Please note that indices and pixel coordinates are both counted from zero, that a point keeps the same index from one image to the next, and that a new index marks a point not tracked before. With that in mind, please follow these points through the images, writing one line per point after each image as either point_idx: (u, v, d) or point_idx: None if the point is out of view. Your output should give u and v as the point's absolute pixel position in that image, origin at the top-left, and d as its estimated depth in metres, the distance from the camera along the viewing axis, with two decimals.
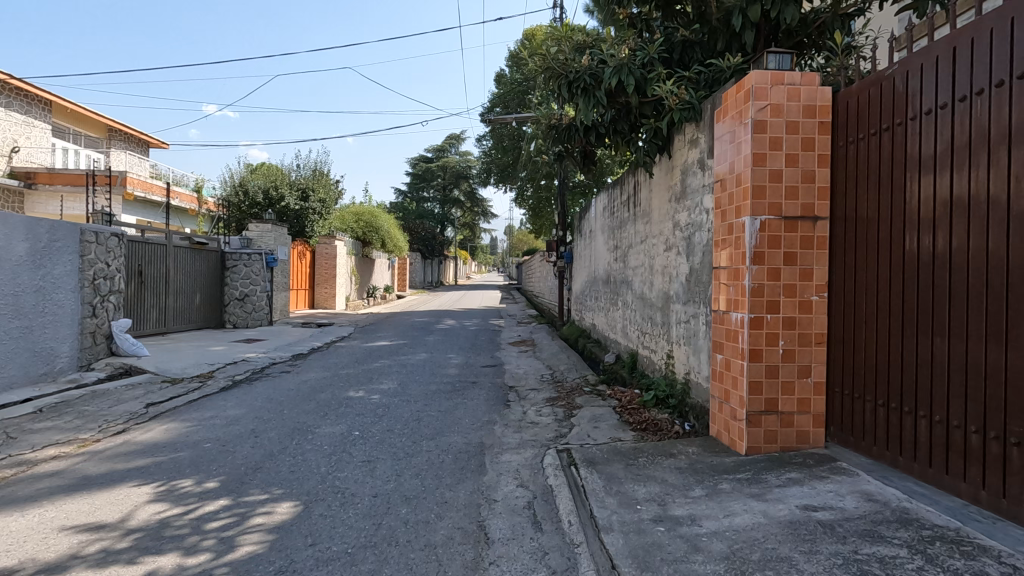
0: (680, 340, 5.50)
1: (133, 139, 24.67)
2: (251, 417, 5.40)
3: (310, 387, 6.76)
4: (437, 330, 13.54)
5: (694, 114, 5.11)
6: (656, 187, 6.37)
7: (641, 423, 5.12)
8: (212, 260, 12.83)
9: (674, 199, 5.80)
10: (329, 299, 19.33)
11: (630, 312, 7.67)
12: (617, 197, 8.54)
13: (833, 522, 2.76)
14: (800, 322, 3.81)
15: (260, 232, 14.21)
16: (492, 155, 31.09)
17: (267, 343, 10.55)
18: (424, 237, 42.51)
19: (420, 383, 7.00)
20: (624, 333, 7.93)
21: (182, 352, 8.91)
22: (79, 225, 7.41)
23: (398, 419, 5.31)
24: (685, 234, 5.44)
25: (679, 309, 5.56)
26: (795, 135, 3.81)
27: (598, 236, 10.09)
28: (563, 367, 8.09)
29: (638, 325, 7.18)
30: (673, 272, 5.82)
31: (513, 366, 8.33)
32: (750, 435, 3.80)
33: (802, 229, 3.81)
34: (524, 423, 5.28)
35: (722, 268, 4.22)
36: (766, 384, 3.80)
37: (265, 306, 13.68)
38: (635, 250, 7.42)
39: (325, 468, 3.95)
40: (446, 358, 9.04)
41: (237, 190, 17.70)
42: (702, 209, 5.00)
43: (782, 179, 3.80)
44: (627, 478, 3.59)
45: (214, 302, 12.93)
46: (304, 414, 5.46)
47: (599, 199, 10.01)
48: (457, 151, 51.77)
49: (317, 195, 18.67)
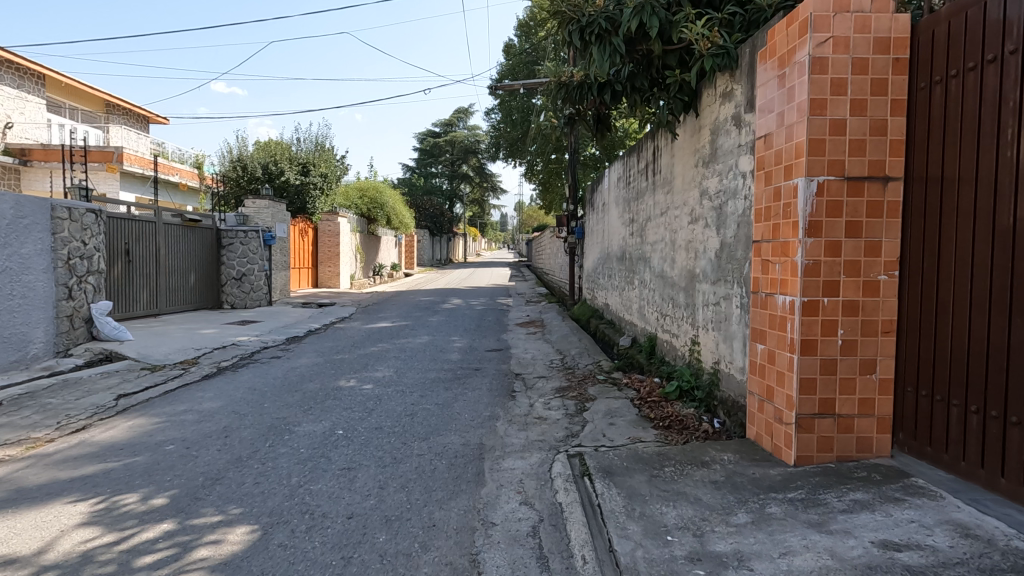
0: (708, 325, 4.84)
1: (132, 114, 24.10)
2: (228, 411, 4.86)
3: (298, 375, 6.21)
4: (442, 310, 12.94)
5: (729, 61, 4.35)
6: (680, 152, 5.63)
7: (664, 420, 4.51)
8: (207, 238, 12.30)
9: (702, 165, 5.07)
10: (333, 278, 18.79)
11: (648, 291, 7.02)
12: (634, 166, 7.77)
13: (926, 570, 2.13)
14: (864, 307, 3.13)
15: (257, 208, 13.61)
16: (501, 128, 30.08)
17: (262, 325, 10.05)
18: (432, 214, 41.79)
19: (418, 370, 6.42)
20: (641, 314, 7.28)
21: (170, 336, 8.41)
22: (49, 199, 6.83)
23: (390, 414, 4.75)
24: (715, 205, 4.73)
25: (707, 290, 4.89)
26: (863, 75, 3.07)
27: (612, 209, 9.37)
28: (574, 351, 7.49)
29: (657, 307, 6.51)
30: (699, 248, 5.14)
31: (520, 350, 7.72)
32: (800, 442, 3.17)
33: (869, 194, 3.10)
34: (531, 418, 4.69)
35: (764, 242, 3.55)
36: (821, 382, 3.15)
37: (264, 286, 13.18)
38: (655, 224, 6.70)
39: (296, 479, 3.39)
40: (448, 342, 8.43)
41: (236, 166, 17.15)
42: (738, 173, 4.28)
43: (845, 131, 3.08)
44: (652, 496, 2.98)
45: (210, 282, 12.45)
46: (286, 408, 4.92)
47: (614, 169, 9.26)
48: (465, 125, 50.62)
49: (317, 170, 17.99)
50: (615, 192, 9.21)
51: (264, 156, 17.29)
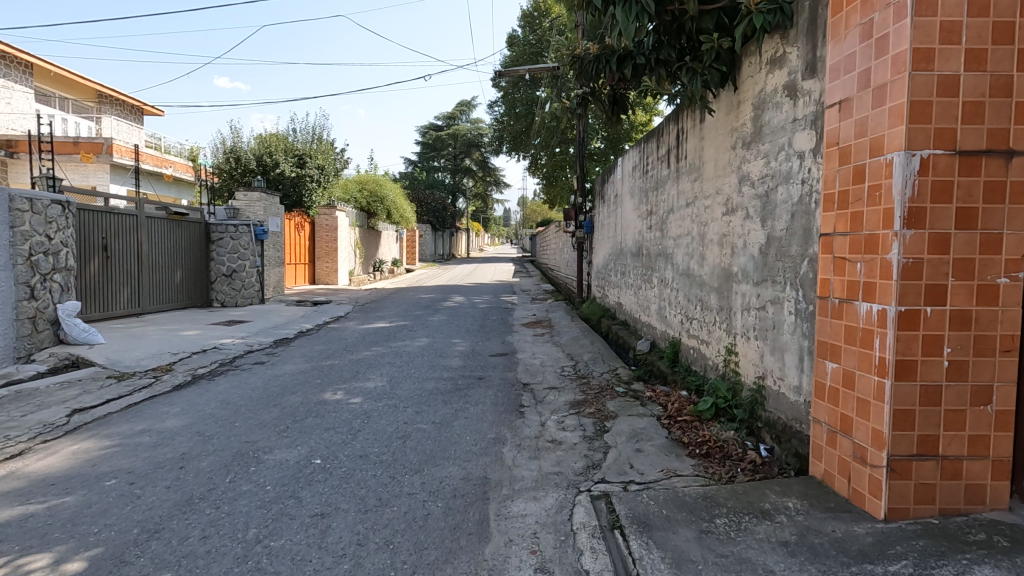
0: (751, 333, 4.15)
1: (125, 105, 23.47)
2: (192, 432, 4.20)
3: (280, 385, 5.55)
4: (443, 308, 12.28)
5: (783, 19, 3.64)
6: (713, 133, 4.92)
7: (700, 446, 3.84)
8: (194, 232, 11.63)
9: (742, 147, 4.37)
10: (331, 274, 18.17)
11: (669, 291, 6.34)
12: (654, 152, 7.04)
13: None
14: (977, 318, 2.43)
15: (249, 201, 12.88)
16: (504, 121, 29.34)
17: (250, 325, 9.41)
18: (434, 208, 41.07)
19: (414, 380, 5.76)
20: (661, 316, 6.61)
21: (147, 338, 7.75)
22: (5, 189, 6.16)
23: (379, 436, 4.08)
24: (760, 192, 4.03)
25: (748, 292, 4.21)
26: (982, 18, 2.36)
27: (625, 201, 8.67)
28: (587, 357, 6.81)
29: (682, 309, 5.81)
30: (737, 242, 4.45)
31: (528, 355, 7.04)
32: (893, 490, 2.49)
33: (987, 173, 2.40)
34: (544, 442, 4.02)
35: (838, 235, 2.85)
36: (920, 415, 2.46)
37: (256, 283, 12.52)
38: (678, 215, 6.00)
39: (256, 530, 2.72)
40: (449, 345, 7.75)
41: (229, 157, 16.49)
42: (793, 153, 3.58)
43: (958, 91, 2.37)
44: (707, 565, 2.30)
45: (198, 279, 11.79)
46: (260, 428, 4.25)
47: (628, 157, 8.57)
48: (468, 118, 49.84)
49: (314, 161, 17.28)
50: (630, 183, 8.49)
51: (258, 147, 16.63)
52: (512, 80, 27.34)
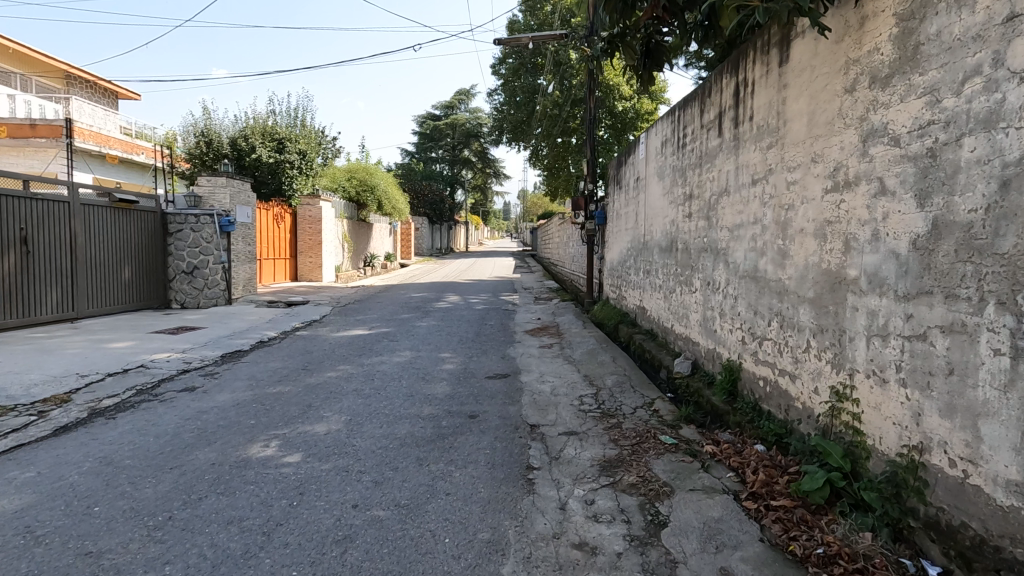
0: (891, 374, 2.67)
1: (97, 88, 21.98)
2: (18, 527, 2.70)
3: (197, 430, 4.04)
4: (435, 311, 10.77)
5: None
6: (809, 75, 3.42)
7: (827, 565, 2.36)
8: (145, 223, 10.11)
9: (870, 86, 2.86)
10: (314, 270, 16.57)
11: (721, 296, 4.85)
12: (698, 118, 5.50)
13: None
14: None
15: (213, 186, 11.20)
16: (504, 109, 27.79)
17: (201, 333, 7.90)
18: (432, 200, 39.47)
19: (383, 421, 4.24)
20: (708, 329, 5.11)
21: (59, 353, 6.23)
22: None
23: (308, 539, 2.59)
24: (914, 152, 2.53)
25: (886, 310, 2.71)
26: None
27: (652, 184, 7.19)
28: (610, 382, 5.32)
29: (746, 324, 4.30)
30: (857, 232, 2.94)
31: (535, 379, 5.52)
32: None
33: None
34: (569, 551, 2.52)
35: None
36: None
37: (221, 281, 10.98)
38: (738, 198, 4.49)
39: None
40: (437, 363, 6.23)
41: (200, 140, 15.02)
42: (1005, 77, 2.07)
43: None
44: None
45: (151, 277, 10.26)
46: (127, 519, 2.76)
47: (655, 130, 7.08)
48: (466, 108, 48.14)
49: (295, 145, 15.80)
50: (659, 162, 6.94)
51: (233, 130, 15.21)
52: (512, 65, 25.73)
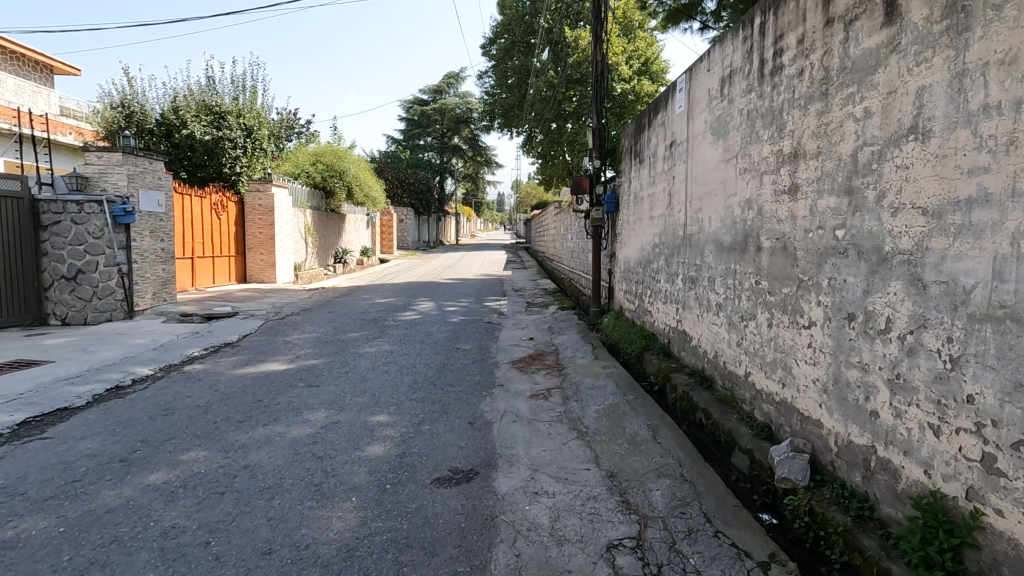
0: None
1: (24, 60, 19.12)
2: None
3: None
4: (397, 325, 8.30)
5: None
6: None
7: None
8: (5, 212, 7.51)
9: None
10: (264, 269, 13.73)
11: (896, 351, 2.40)
12: (816, 13, 3.03)
13: None
14: None
15: (105, 166, 8.55)
16: (496, 91, 25.22)
17: (31, 373, 5.35)
18: (419, 189, 36.82)
19: None
20: (855, 406, 2.67)
21: None
22: None
23: None
24: None
25: None
26: None
27: (702, 145, 4.75)
28: (662, 500, 2.88)
29: (1009, 433, 1.86)
30: None
31: (522, 489, 3.06)
32: None
33: None
34: None
35: None
36: None
37: (117, 288, 8.43)
38: (970, 142, 2.02)
39: None
40: (362, 440, 3.77)
41: (121, 113, 12.67)
42: None
43: None
44: None
45: (16, 286, 7.67)
46: None
47: (710, 63, 4.60)
48: (456, 93, 45.16)
49: (238, 120, 13.29)
50: (716, 112, 4.45)
51: (164, 104, 12.93)
52: (504, 44, 22.93)
